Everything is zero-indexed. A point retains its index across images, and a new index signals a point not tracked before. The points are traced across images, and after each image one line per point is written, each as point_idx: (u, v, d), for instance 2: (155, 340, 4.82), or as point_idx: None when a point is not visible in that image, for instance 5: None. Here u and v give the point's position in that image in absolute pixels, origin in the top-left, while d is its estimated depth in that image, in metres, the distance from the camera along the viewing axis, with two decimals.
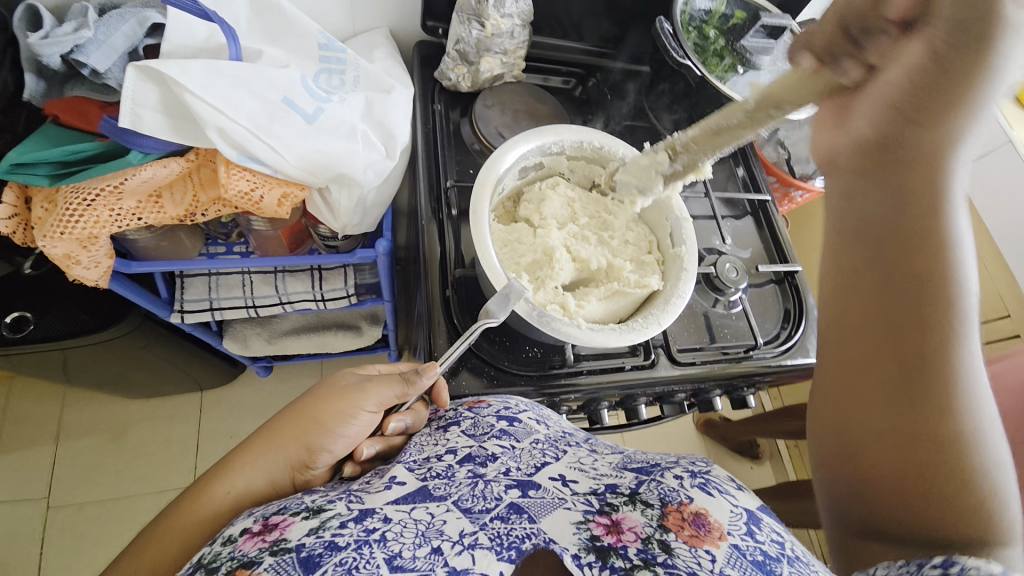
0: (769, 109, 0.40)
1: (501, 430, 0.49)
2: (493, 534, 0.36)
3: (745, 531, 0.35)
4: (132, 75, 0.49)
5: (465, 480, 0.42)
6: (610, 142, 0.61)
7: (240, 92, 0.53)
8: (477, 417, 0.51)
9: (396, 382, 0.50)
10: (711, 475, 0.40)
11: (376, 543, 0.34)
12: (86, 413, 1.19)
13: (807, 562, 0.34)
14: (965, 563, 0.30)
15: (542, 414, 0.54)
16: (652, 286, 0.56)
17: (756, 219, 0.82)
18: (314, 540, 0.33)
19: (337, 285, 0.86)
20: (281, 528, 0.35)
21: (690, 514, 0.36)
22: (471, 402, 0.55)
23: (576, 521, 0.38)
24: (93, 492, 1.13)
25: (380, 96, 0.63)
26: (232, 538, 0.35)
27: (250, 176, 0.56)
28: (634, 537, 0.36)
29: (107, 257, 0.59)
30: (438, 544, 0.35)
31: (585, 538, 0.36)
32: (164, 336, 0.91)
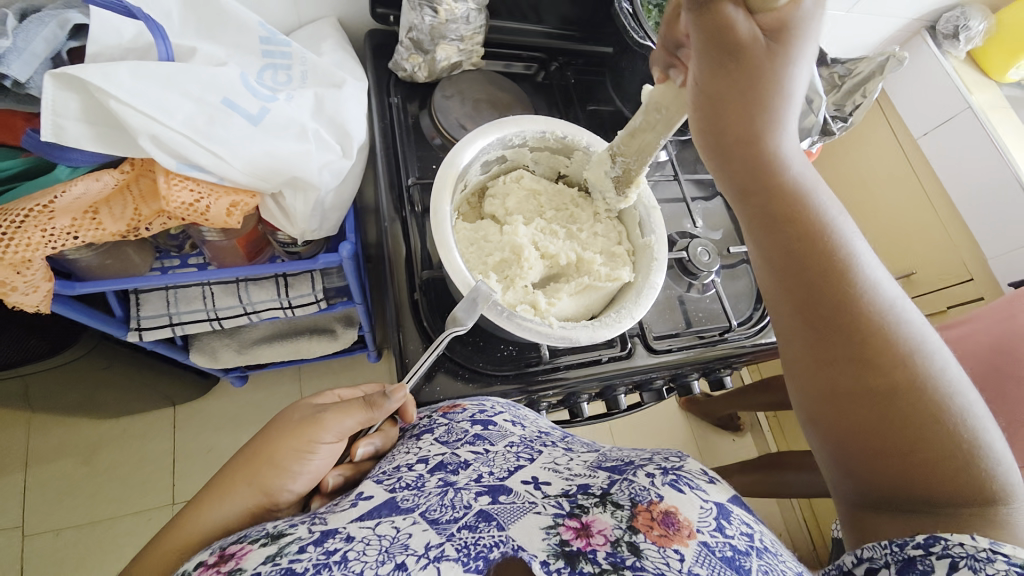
0: (655, 112, 0.48)
1: (475, 434, 0.48)
2: (459, 545, 0.35)
3: (714, 528, 0.36)
4: (48, 87, 0.44)
5: (435, 489, 0.41)
6: (573, 130, 0.59)
7: (173, 96, 0.49)
8: (451, 423, 0.49)
9: (358, 408, 0.48)
10: (683, 468, 0.40)
11: (336, 565, 0.33)
12: (51, 438, 1.14)
13: (775, 553, 0.37)
14: (948, 540, 0.32)
15: (519, 414, 0.53)
16: (624, 278, 0.55)
17: (726, 199, 0.82)
18: (269, 568, 0.32)
19: (304, 290, 0.83)
20: (236, 558, 0.34)
21: (659, 513, 0.36)
22: (446, 406, 0.53)
23: (545, 526, 0.37)
24: (66, 520, 1.08)
25: (331, 91, 0.60)
26: (187, 571, 0.35)
27: (193, 185, 0.52)
28: (604, 541, 0.36)
29: (47, 280, 0.53)
30: (401, 560, 0.34)
31: (554, 543, 0.36)
32: (125, 355, 0.87)
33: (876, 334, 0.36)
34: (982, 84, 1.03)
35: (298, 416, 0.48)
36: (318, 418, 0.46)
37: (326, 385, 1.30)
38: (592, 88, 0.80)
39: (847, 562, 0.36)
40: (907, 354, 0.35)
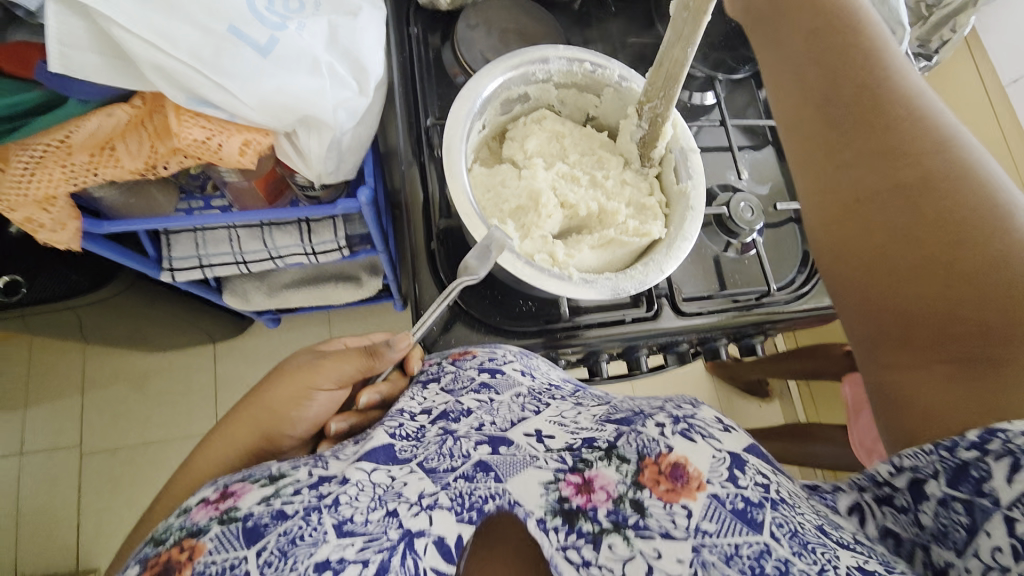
0: (682, 13, 0.40)
1: (481, 383, 0.46)
2: (454, 494, 0.37)
3: (727, 480, 0.33)
4: (52, 10, 0.42)
5: (434, 438, 0.41)
6: (603, 62, 0.53)
7: (179, 23, 0.46)
8: (459, 371, 0.48)
9: (358, 356, 0.49)
10: (696, 418, 0.36)
11: (325, 509, 0.33)
12: (106, 366, 1.23)
13: (792, 505, 0.32)
14: (1008, 433, 0.29)
15: (529, 363, 0.50)
16: (653, 234, 0.50)
17: (779, 149, 0.73)
18: (263, 509, 0.33)
19: (326, 237, 0.82)
20: (234, 496, 0.35)
21: (667, 466, 0.34)
22: (456, 354, 0.52)
23: (545, 481, 0.36)
24: (123, 439, 1.19)
25: (346, 19, 0.55)
26: (187, 508, 0.35)
27: (204, 122, 0.51)
28: (605, 497, 0.34)
29: (73, 218, 0.54)
30: (394, 507, 0.35)
31: (552, 500, 0.35)
32: (162, 293, 0.90)
33: (938, 200, 0.35)
34: None
35: (295, 364, 0.51)
36: (317, 365, 0.49)
37: (353, 330, 1.34)
38: (634, 17, 0.71)
39: (885, 473, 0.33)
40: (963, 203, 0.34)
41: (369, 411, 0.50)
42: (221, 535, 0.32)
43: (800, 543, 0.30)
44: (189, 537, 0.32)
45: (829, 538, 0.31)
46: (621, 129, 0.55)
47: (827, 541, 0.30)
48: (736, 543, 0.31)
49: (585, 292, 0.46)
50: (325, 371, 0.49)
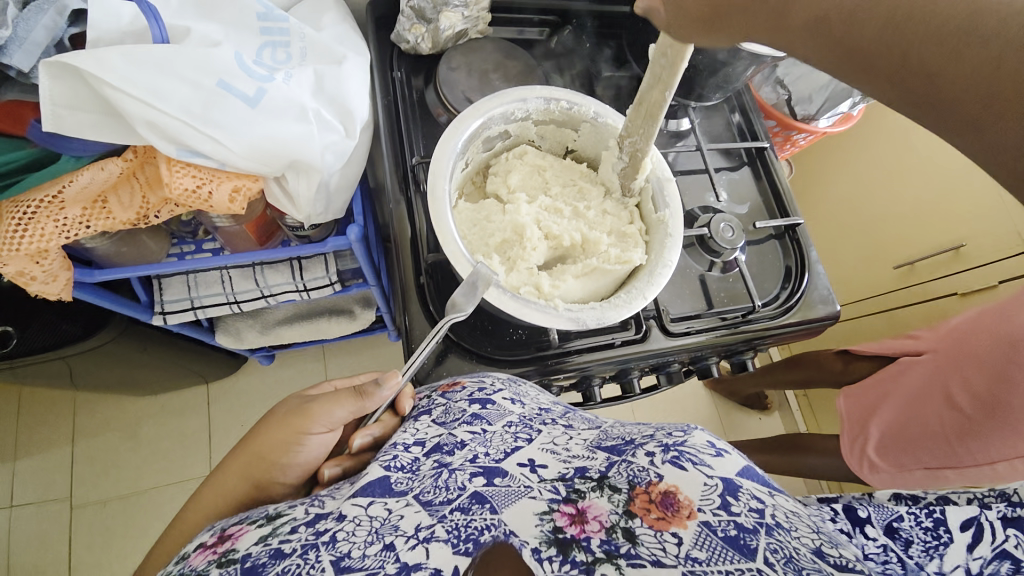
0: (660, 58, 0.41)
1: (473, 414, 0.46)
2: (450, 527, 0.35)
3: (718, 505, 0.33)
4: (45, 73, 0.43)
5: (430, 471, 0.41)
6: (579, 99, 0.55)
7: (169, 79, 0.48)
8: (449, 403, 0.48)
9: (350, 398, 0.48)
10: (687, 444, 0.37)
11: (323, 545, 0.33)
12: (97, 413, 1.21)
13: (789, 530, 0.31)
14: None
15: (519, 392, 0.51)
16: (634, 261, 0.52)
17: (754, 169, 0.76)
18: (260, 548, 0.34)
19: (318, 273, 0.83)
20: (232, 539, 0.36)
21: (658, 494, 0.34)
22: (445, 385, 0.53)
23: (540, 512, 0.36)
24: (115, 487, 1.16)
25: (331, 67, 0.57)
26: (186, 554, 0.36)
27: (195, 171, 0.52)
28: (599, 528, 0.34)
29: (65, 269, 0.55)
30: (391, 540, 0.34)
31: (547, 530, 0.35)
32: (155, 337, 0.90)
33: None
34: None
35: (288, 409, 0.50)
36: (309, 409, 0.48)
37: (349, 363, 1.33)
38: (608, 52, 0.75)
39: None
40: None
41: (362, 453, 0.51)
42: None
43: (795, 569, 0.29)
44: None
45: (826, 562, 0.29)
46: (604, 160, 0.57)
47: (823, 566, 0.29)
48: (725, 570, 0.30)
49: (574, 322, 0.47)
50: (317, 415, 0.48)
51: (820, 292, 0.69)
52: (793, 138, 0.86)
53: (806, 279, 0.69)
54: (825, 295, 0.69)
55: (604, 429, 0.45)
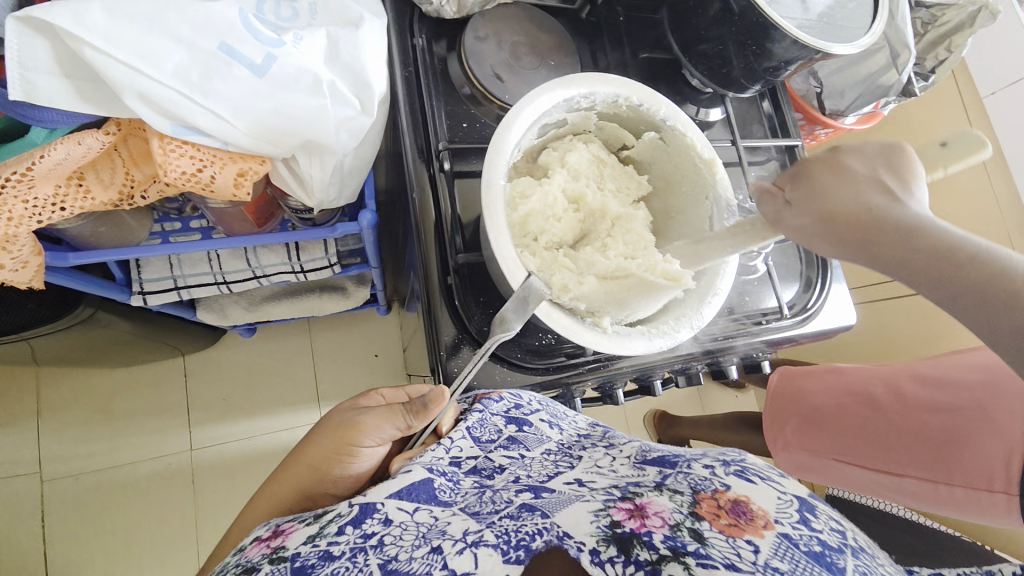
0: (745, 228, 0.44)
1: (509, 438, 0.45)
2: (500, 531, 0.34)
3: (797, 518, 0.31)
4: (13, 30, 0.36)
5: (471, 489, 0.41)
6: (651, 98, 0.50)
7: (160, 39, 0.40)
8: (485, 414, 0.46)
9: (397, 414, 0.46)
10: (748, 463, 0.38)
11: (371, 548, 0.33)
12: (62, 387, 1.12)
13: (870, 556, 0.31)
14: None
15: (555, 413, 0.50)
16: (682, 279, 0.47)
17: (782, 164, 0.73)
18: (309, 549, 0.33)
19: (316, 254, 0.77)
20: (284, 535, 0.35)
21: (728, 502, 0.33)
22: (482, 394, 0.51)
23: (595, 509, 0.34)
24: (87, 463, 1.10)
25: (346, 31, 0.49)
26: (242, 546, 0.35)
27: (192, 151, 0.45)
28: (661, 523, 0.32)
29: (36, 254, 0.47)
30: (438, 543, 0.33)
31: (604, 526, 0.32)
32: (130, 314, 0.82)
33: None
34: None
35: (340, 420, 0.48)
36: (359, 421, 0.46)
37: (336, 338, 1.28)
38: (643, 28, 0.69)
39: None
40: None
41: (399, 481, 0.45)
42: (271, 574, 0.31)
43: None
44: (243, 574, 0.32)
45: None
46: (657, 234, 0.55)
47: None
48: None
49: (619, 349, 0.46)
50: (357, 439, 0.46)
51: (842, 299, 0.69)
52: (815, 131, 0.83)
53: (826, 285, 0.69)
54: (846, 300, 0.69)
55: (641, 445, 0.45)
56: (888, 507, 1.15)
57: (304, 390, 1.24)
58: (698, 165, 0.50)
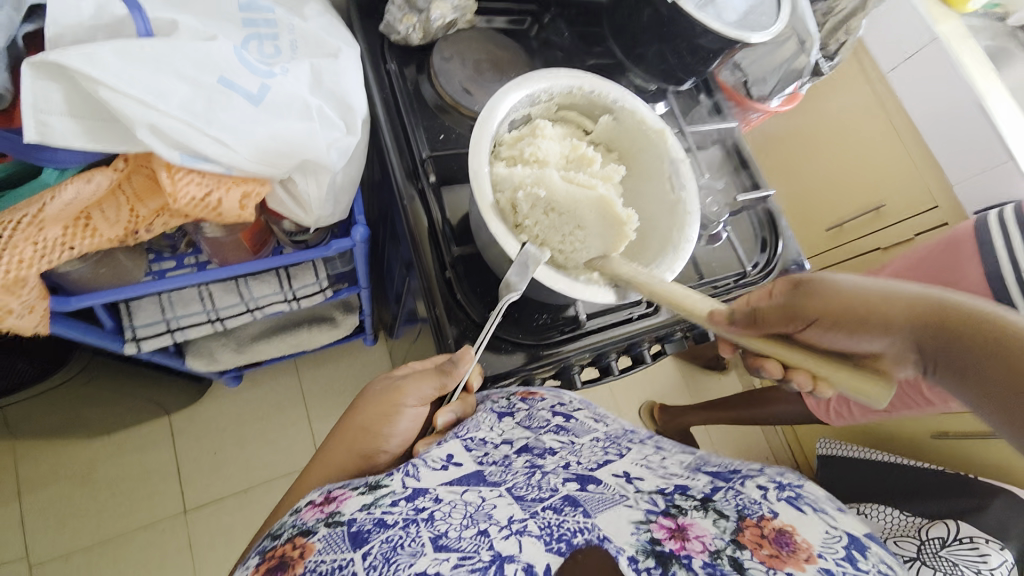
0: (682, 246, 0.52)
1: (559, 425, 0.49)
2: (543, 523, 0.37)
3: (841, 554, 0.34)
4: (29, 74, 0.39)
5: (522, 469, 0.44)
6: (600, 84, 0.57)
7: (166, 78, 0.44)
8: (533, 409, 0.51)
9: (432, 375, 0.50)
10: (805, 491, 0.41)
11: (423, 522, 0.35)
12: (43, 462, 1.07)
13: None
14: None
15: (598, 412, 0.54)
16: (630, 215, 0.50)
17: (724, 146, 0.82)
18: (364, 515, 0.34)
19: (308, 281, 0.79)
20: (337, 501, 0.37)
21: (771, 532, 0.36)
22: (522, 391, 0.54)
23: (637, 521, 0.39)
24: (77, 539, 1.04)
25: (328, 61, 0.54)
26: (298, 508, 0.38)
27: (199, 178, 0.48)
28: (702, 548, 0.37)
29: (41, 298, 0.49)
30: (484, 527, 0.36)
31: (645, 541, 0.37)
32: (121, 366, 0.81)
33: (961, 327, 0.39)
34: (946, 12, 1.14)
35: (378, 389, 0.52)
36: (399, 385, 0.51)
37: (326, 374, 1.28)
38: (586, 40, 0.78)
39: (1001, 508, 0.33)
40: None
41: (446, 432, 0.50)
42: (328, 537, 0.33)
43: None
44: (301, 534, 0.34)
45: None
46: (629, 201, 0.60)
47: None
48: None
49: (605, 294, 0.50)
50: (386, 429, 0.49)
51: (795, 253, 0.77)
52: (748, 118, 0.93)
53: (781, 244, 0.76)
54: (798, 253, 0.77)
55: (699, 456, 0.48)
56: (871, 456, 1.23)
57: (298, 432, 1.22)
58: (651, 136, 0.57)
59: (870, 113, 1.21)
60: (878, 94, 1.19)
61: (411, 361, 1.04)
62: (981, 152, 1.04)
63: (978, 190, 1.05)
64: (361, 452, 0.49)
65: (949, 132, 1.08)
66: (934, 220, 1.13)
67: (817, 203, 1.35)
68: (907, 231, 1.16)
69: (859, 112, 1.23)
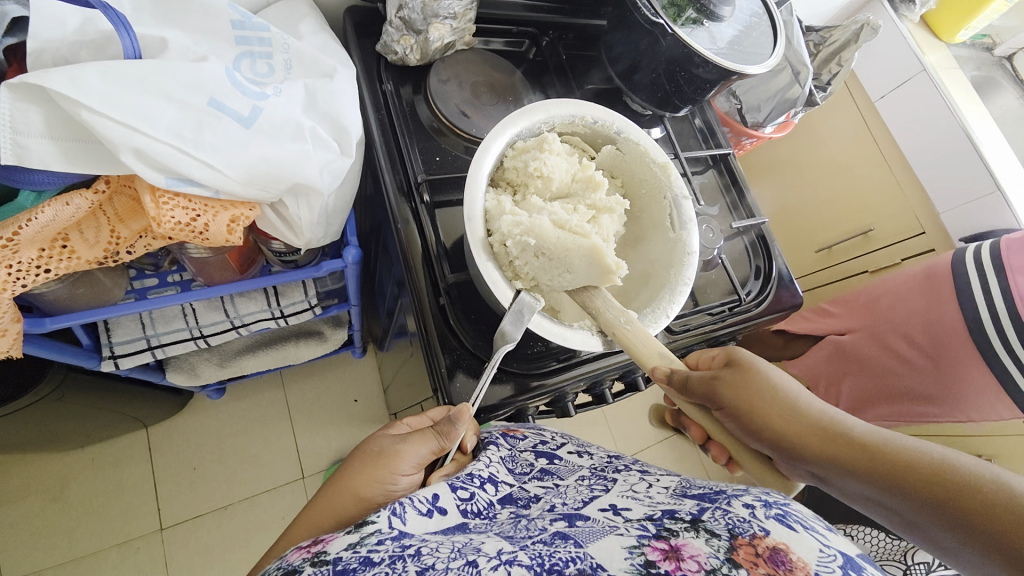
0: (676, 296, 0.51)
1: (541, 469, 0.51)
2: (533, 554, 0.36)
3: (840, 574, 0.31)
4: (6, 98, 0.37)
5: (506, 519, 0.44)
6: (604, 115, 0.56)
7: (153, 99, 0.42)
8: (516, 453, 0.53)
9: (431, 437, 0.49)
10: (793, 509, 0.38)
11: (409, 557, 0.34)
12: (12, 477, 1.03)
13: None
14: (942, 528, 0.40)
15: (582, 445, 0.56)
16: (617, 269, 0.49)
17: (719, 172, 0.83)
18: (350, 554, 0.34)
19: (296, 298, 0.77)
20: (323, 542, 0.36)
21: (765, 549, 0.34)
22: (505, 429, 0.58)
23: (628, 546, 0.36)
24: (46, 558, 0.99)
25: (322, 82, 0.53)
26: (279, 557, 0.36)
27: (185, 202, 0.47)
28: (696, 566, 0.34)
29: (13, 321, 0.47)
30: (473, 558, 0.35)
31: (638, 563, 0.35)
32: (98, 382, 0.78)
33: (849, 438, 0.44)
34: (933, 43, 1.16)
35: (373, 447, 0.49)
36: (397, 449, 0.48)
37: (312, 388, 1.25)
38: (583, 65, 0.78)
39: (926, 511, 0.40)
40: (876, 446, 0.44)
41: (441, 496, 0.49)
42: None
43: None
44: (286, 575, 0.33)
45: None
46: (631, 233, 0.60)
47: None
48: None
49: (590, 343, 0.50)
50: (374, 463, 0.47)
51: (788, 281, 0.77)
52: (742, 143, 0.93)
53: (774, 273, 0.77)
54: (791, 282, 0.77)
55: (683, 480, 0.46)
56: None
57: (282, 447, 1.19)
58: (654, 168, 0.56)
59: (860, 139, 1.23)
60: (868, 120, 1.21)
61: (400, 378, 1.02)
62: (967, 181, 1.06)
63: (964, 218, 1.07)
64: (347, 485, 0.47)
65: (937, 161, 1.09)
66: (921, 245, 1.15)
67: (808, 225, 1.36)
68: (894, 255, 1.18)
69: (848, 136, 1.24)
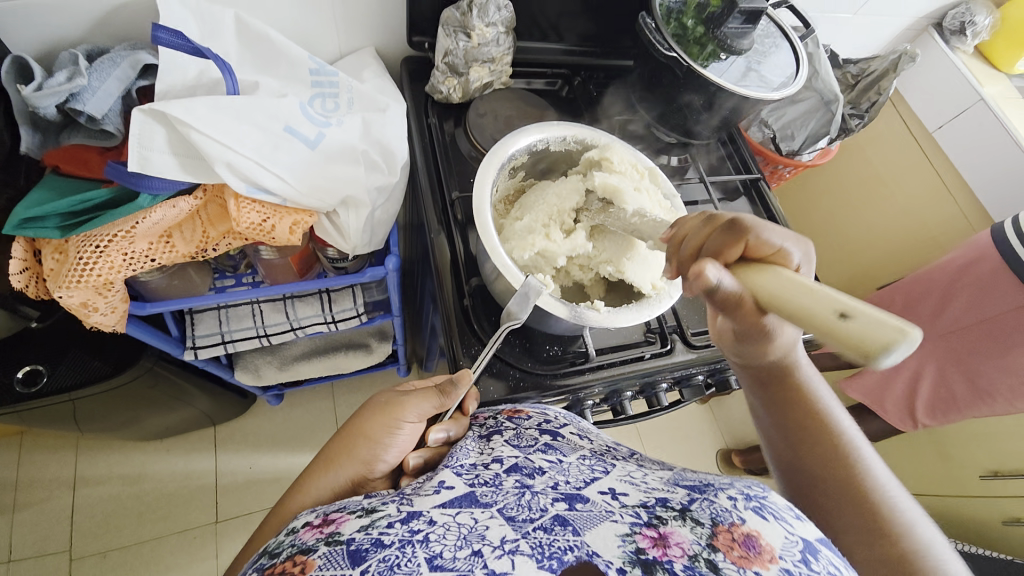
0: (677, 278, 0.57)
1: (546, 444, 0.49)
2: (535, 543, 0.35)
3: (800, 558, 0.31)
4: (139, 118, 0.49)
5: (512, 489, 0.41)
6: (592, 133, 0.63)
7: (243, 125, 0.53)
8: (520, 429, 0.51)
9: (433, 393, 0.54)
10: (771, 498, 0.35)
11: (418, 543, 0.34)
12: (101, 460, 1.18)
13: None
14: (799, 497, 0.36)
15: (584, 428, 0.53)
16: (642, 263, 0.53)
17: (750, 198, 0.83)
18: (363, 536, 0.34)
19: (346, 305, 0.87)
20: (336, 523, 0.36)
21: (740, 535, 0.33)
22: (509, 411, 0.56)
23: (621, 533, 0.35)
24: (116, 538, 1.11)
25: (377, 114, 0.61)
26: (294, 529, 0.37)
27: (260, 207, 0.58)
28: (682, 553, 0.33)
29: (122, 301, 0.59)
30: (479, 547, 0.34)
31: (630, 551, 0.34)
32: (177, 373, 0.90)
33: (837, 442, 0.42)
34: (990, 75, 1.12)
35: (381, 400, 0.55)
36: (403, 400, 0.54)
37: (357, 400, 1.34)
38: (613, 101, 0.85)
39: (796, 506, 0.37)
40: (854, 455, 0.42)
41: (440, 447, 0.54)
42: (330, 555, 0.33)
43: None
44: (301, 553, 0.34)
45: None
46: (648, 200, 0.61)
47: None
48: None
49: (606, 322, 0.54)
50: (390, 442, 0.52)
51: None
52: (779, 171, 0.94)
53: None
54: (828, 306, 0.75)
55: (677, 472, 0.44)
56: None
57: None
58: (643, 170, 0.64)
59: (919, 169, 1.17)
60: (926, 150, 1.16)
61: None
62: None
63: None
64: (365, 458, 0.52)
65: (1006, 193, 1.03)
66: None
67: (868, 263, 1.30)
68: None
69: (906, 167, 1.19)
